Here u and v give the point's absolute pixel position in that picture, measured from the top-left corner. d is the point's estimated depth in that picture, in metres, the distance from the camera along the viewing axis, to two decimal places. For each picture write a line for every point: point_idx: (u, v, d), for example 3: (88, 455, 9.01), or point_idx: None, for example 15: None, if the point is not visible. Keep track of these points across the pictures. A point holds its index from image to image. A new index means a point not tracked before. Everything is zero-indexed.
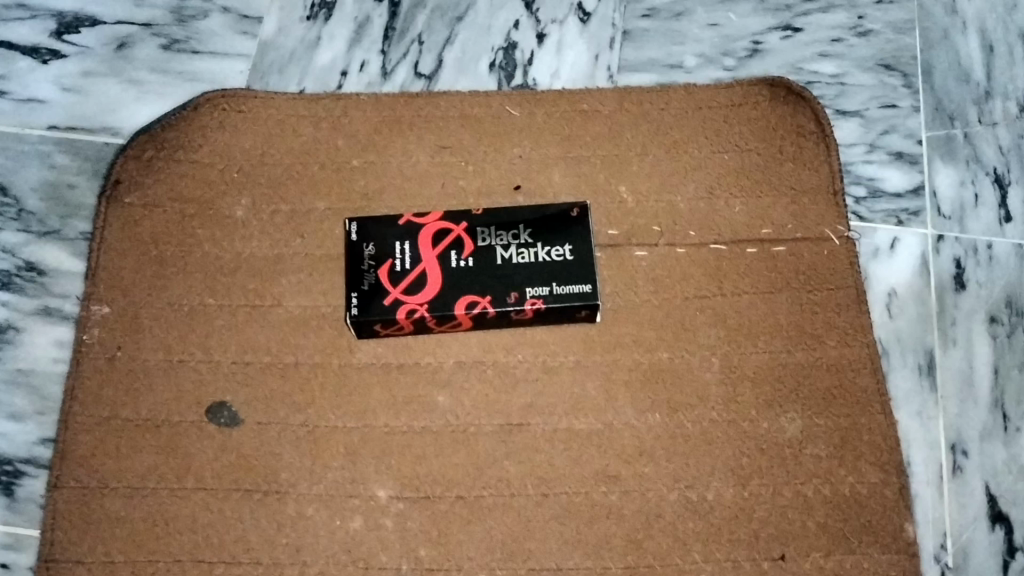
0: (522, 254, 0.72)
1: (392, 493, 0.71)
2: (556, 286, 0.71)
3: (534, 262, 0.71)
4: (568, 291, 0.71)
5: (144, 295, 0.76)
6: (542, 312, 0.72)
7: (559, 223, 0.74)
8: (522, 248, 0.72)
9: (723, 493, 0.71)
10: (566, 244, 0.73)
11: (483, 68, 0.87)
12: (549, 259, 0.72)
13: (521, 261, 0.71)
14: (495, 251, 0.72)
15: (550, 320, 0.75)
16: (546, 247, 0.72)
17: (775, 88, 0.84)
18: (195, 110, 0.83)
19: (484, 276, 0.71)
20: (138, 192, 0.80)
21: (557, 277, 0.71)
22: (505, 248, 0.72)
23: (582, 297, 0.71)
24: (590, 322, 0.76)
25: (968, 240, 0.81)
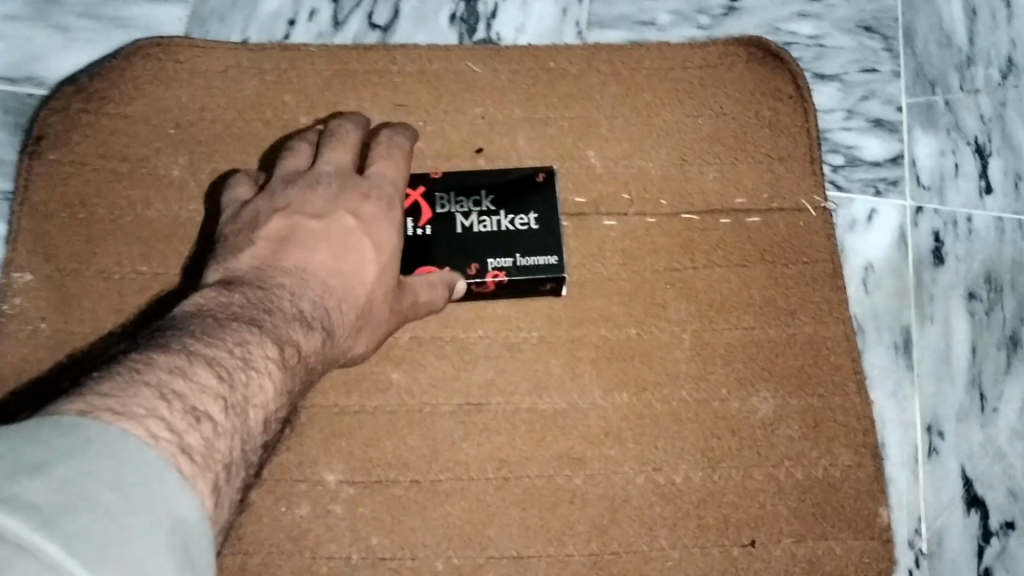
0: (484, 223, 0.66)
1: (342, 477, 0.67)
2: (520, 257, 0.66)
3: (496, 232, 0.66)
4: (533, 262, 0.67)
5: (71, 261, 0.71)
6: (503, 285, 0.67)
7: (523, 189, 0.68)
8: (483, 216, 0.67)
9: (692, 477, 0.68)
10: (531, 212, 0.67)
11: (443, 20, 0.81)
12: (512, 228, 0.67)
13: (483, 231, 0.66)
14: (455, 219, 0.67)
15: (516, 293, 0.70)
16: (509, 215, 0.67)
17: (754, 48, 0.78)
18: (126, 59, 0.75)
19: (444, 246, 0.66)
20: (63, 148, 0.73)
21: (521, 248, 0.66)
22: (465, 216, 0.67)
23: (548, 270, 0.67)
24: (556, 295, 0.71)
25: (947, 213, 0.77)
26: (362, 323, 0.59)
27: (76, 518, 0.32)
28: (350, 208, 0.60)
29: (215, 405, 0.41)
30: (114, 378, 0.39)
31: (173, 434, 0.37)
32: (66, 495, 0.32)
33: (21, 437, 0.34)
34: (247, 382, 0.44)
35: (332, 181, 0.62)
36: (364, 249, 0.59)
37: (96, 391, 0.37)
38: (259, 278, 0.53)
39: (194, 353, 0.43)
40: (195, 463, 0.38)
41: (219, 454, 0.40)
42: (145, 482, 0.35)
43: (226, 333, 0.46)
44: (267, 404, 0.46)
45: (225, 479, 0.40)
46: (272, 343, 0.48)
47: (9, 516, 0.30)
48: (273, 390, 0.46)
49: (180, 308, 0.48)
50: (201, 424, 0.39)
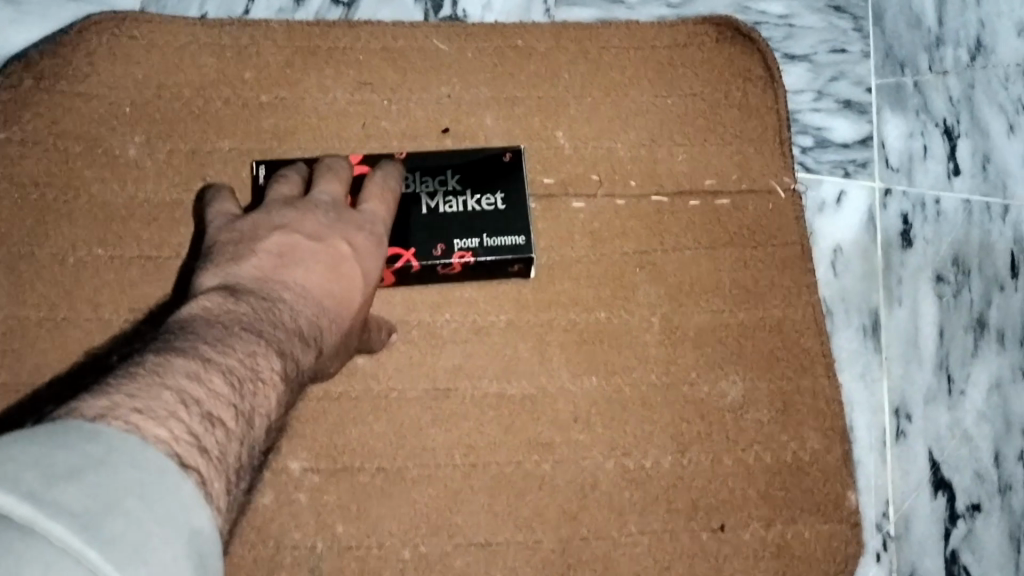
0: (450, 203, 0.65)
1: (307, 464, 0.66)
2: (487, 237, 0.65)
3: (462, 212, 0.65)
4: (499, 243, 0.65)
5: (24, 244, 0.69)
6: (470, 267, 0.66)
7: (490, 170, 0.67)
8: (449, 196, 0.65)
9: (661, 461, 0.68)
10: (498, 193, 0.66)
11: None
12: (479, 209, 0.65)
13: (448, 211, 0.65)
14: (421, 199, 0.65)
15: (482, 278, 0.69)
16: (476, 195, 0.66)
17: (724, 28, 0.77)
18: (78, 33, 0.73)
19: (408, 227, 0.64)
20: (14, 126, 0.71)
21: (487, 228, 0.65)
22: (431, 196, 0.66)
23: (515, 251, 0.65)
24: (523, 279, 0.70)
25: (916, 194, 0.77)
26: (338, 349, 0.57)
27: (111, 525, 0.31)
28: (347, 236, 0.57)
29: (227, 412, 0.40)
30: (135, 379, 0.38)
31: (192, 437, 0.37)
32: (98, 499, 0.31)
33: (47, 437, 0.32)
34: (254, 393, 0.43)
35: (328, 208, 0.59)
36: (355, 279, 0.56)
37: (119, 391, 0.37)
38: (260, 291, 0.51)
39: (208, 360, 0.42)
40: (212, 466, 0.37)
41: (230, 462, 0.39)
42: (170, 490, 0.34)
43: (236, 338, 0.45)
44: (270, 416, 0.44)
45: (235, 487, 0.39)
46: (278, 355, 0.46)
47: (49, 519, 0.29)
48: (276, 402, 0.45)
49: (186, 310, 0.47)
50: (215, 430, 0.39)
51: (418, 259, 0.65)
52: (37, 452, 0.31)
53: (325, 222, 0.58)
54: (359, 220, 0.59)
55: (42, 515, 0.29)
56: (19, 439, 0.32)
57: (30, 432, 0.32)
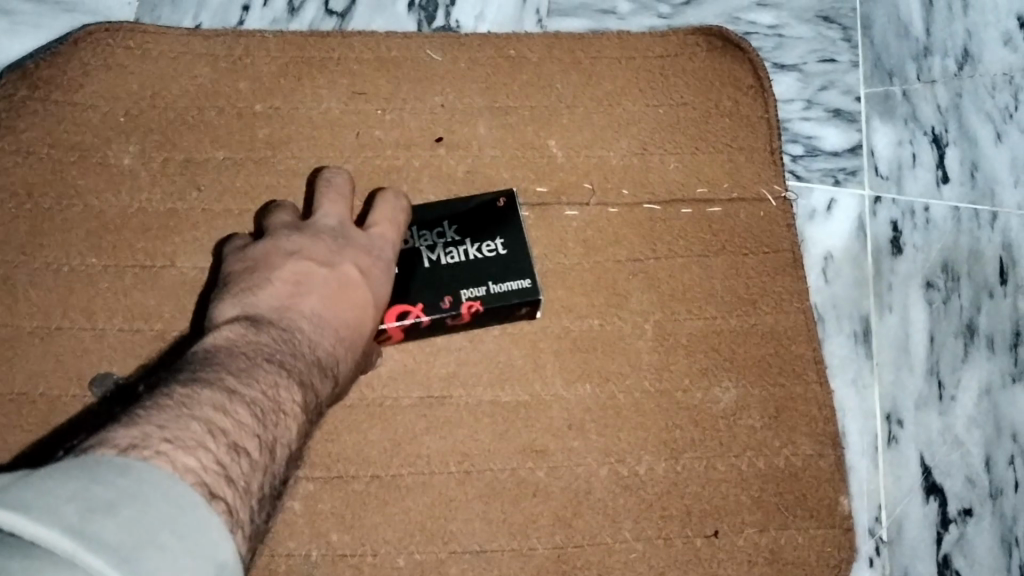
0: (451, 254, 0.65)
1: (301, 472, 0.66)
2: (493, 284, 0.65)
3: (464, 261, 0.64)
4: (506, 288, 0.65)
5: (17, 253, 0.69)
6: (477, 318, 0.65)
7: (487, 215, 0.67)
8: (449, 248, 0.65)
9: (655, 468, 0.68)
10: (497, 238, 0.66)
11: (401, 7, 0.79)
12: (480, 256, 0.65)
13: (450, 262, 0.64)
14: (421, 254, 0.65)
15: (494, 320, 0.68)
16: (476, 243, 0.65)
17: (713, 38, 0.78)
18: (72, 44, 0.73)
19: (412, 282, 0.64)
20: (8, 135, 0.71)
21: (491, 275, 0.65)
22: (431, 249, 0.65)
23: (522, 294, 0.65)
24: (528, 319, 0.69)
25: (905, 202, 0.78)
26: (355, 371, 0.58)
27: (145, 559, 0.32)
28: (357, 260, 0.59)
29: (252, 441, 0.42)
30: (163, 410, 0.39)
31: (219, 467, 0.38)
32: (134, 533, 0.32)
33: (84, 471, 0.33)
34: (275, 421, 0.44)
35: (337, 236, 0.61)
36: (366, 303, 0.58)
37: (150, 420, 0.38)
38: (277, 318, 0.52)
39: (233, 391, 0.43)
40: (237, 495, 0.39)
41: (254, 491, 0.40)
42: (201, 520, 0.35)
43: (260, 367, 0.46)
44: (292, 445, 0.45)
45: (258, 516, 0.41)
46: (299, 386, 0.48)
47: (90, 554, 0.31)
48: (297, 432, 0.46)
49: (208, 340, 0.48)
50: (240, 460, 0.40)
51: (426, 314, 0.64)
52: (74, 487, 0.33)
53: (336, 248, 0.60)
54: (369, 244, 0.61)
55: (81, 549, 0.31)
56: (57, 471, 0.33)
57: (67, 465, 0.34)
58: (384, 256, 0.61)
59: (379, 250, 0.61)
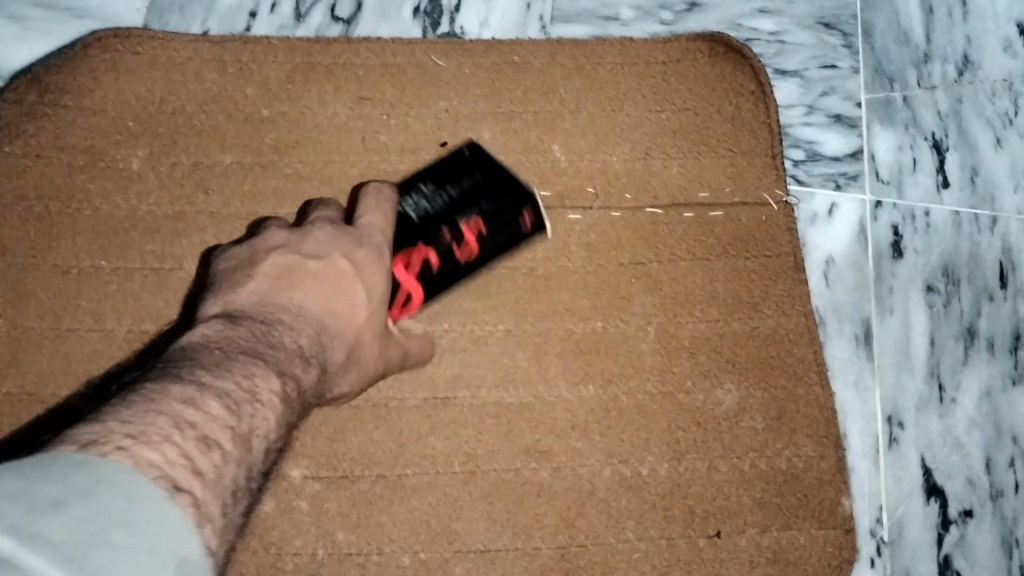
0: (434, 198, 0.63)
1: (307, 472, 0.67)
2: (487, 201, 0.63)
3: (450, 196, 0.63)
4: (500, 197, 0.63)
5: (27, 256, 0.70)
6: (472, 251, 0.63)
7: (453, 162, 0.66)
8: (430, 195, 0.63)
9: (658, 469, 0.69)
10: (472, 170, 0.64)
11: (407, 14, 0.80)
12: (463, 188, 0.63)
13: (435, 204, 0.62)
14: (405, 211, 0.62)
15: (505, 250, 0.65)
16: (453, 182, 0.64)
17: (715, 45, 0.79)
18: (84, 49, 0.74)
19: (407, 231, 0.61)
20: (19, 139, 0.72)
21: (483, 194, 0.63)
22: (412, 204, 0.63)
23: (518, 198, 0.64)
24: (543, 233, 0.67)
25: (906, 206, 0.78)
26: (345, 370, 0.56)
27: (95, 557, 0.31)
28: (345, 254, 0.57)
29: (225, 434, 0.41)
30: (130, 406, 0.38)
31: (185, 460, 0.37)
32: (83, 530, 0.31)
33: (36, 470, 0.33)
34: (251, 415, 0.43)
35: (326, 230, 0.59)
36: (354, 297, 0.55)
37: (113, 417, 0.37)
38: (262, 313, 0.50)
39: (204, 383, 0.42)
40: (207, 490, 0.38)
41: (226, 485, 0.39)
42: (160, 518, 0.34)
43: (233, 358, 0.45)
44: (270, 436, 0.44)
45: (232, 510, 0.40)
46: (278, 376, 0.46)
47: (32, 552, 0.30)
48: (277, 423, 0.45)
49: (186, 337, 0.46)
50: (210, 452, 0.39)
51: (434, 251, 0.61)
52: (21, 486, 0.32)
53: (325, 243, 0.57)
54: (359, 236, 0.59)
55: (25, 551, 0.30)
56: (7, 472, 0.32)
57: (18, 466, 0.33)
58: (376, 247, 0.59)
59: (370, 241, 0.59)
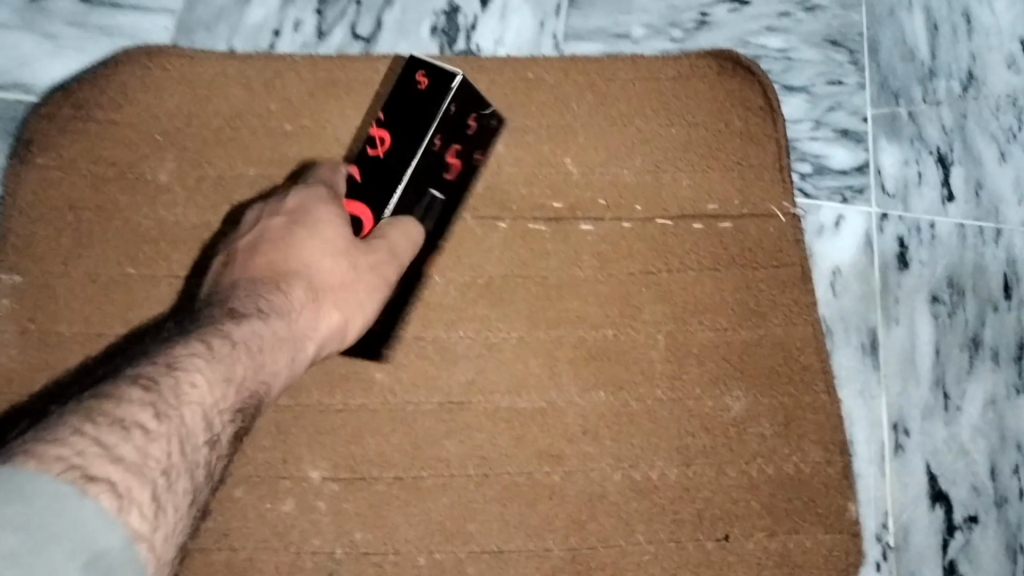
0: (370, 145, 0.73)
1: (326, 474, 0.69)
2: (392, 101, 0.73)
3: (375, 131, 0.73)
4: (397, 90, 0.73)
5: (59, 264, 0.73)
6: (472, 145, 0.75)
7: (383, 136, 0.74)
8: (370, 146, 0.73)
9: (667, 473, 0.70)
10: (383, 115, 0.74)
11: (424, 32, 0.83)
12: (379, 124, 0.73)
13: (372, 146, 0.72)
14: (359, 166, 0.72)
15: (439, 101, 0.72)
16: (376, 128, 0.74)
17: (725, 61, 0.81)
18: (115, 66, 0.77)
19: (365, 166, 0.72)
20: (52, 152, 0.75)
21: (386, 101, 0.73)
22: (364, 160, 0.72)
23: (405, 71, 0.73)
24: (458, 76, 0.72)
25: (912, 219, 0.80)
26: (316, 326, 0.61)
27: None
28: (271, 226, 0.65)
29: (146, 412, 0.44)
30: (48, 419, 0.41)
31: (100, 450, 0.40)
32: None
33: None
34: (172, 381, 0.47)
35: (260, 216, 0.67)
36: (282, 254, 0.63)
37: (30, 430, 0.40)
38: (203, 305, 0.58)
39: (123, 377, 0.45)
40: (129, 474, 0.40)
41: (154, 459, 0.42)
42: (61, 516, 0.36)
43: (147, 358, 0.48)
44: (205, 400, 0.48)
45: (164, 484, 0.42)
46: (200, 342, 0.50)
47: None
48: (209, 388, 0.48)
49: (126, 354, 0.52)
50: (131, 434, 0.42)
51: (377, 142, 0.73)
52: None
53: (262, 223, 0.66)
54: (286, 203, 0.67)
55: None
56: None
57: None
58: (300, 204, 0.66)
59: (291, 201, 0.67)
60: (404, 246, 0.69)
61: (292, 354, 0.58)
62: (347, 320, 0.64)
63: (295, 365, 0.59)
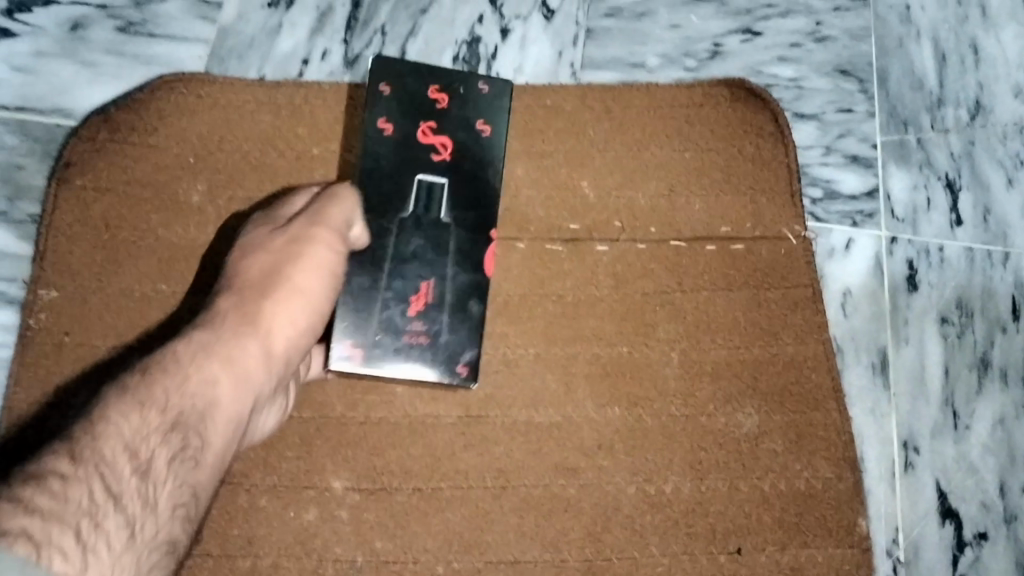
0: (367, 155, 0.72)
1: (348, 484, 0.71)
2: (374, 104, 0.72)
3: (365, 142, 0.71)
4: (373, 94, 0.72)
5: (94, 280, 0.75)
6: (454, 116, 0.72)
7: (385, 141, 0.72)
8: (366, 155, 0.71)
9: (680, 487, 0.72)
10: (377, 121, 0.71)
11: (446, 62, 0.86)
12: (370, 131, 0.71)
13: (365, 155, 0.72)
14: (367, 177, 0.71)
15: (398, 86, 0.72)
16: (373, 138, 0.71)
17: (736, 89, 0.83)
18: (151, 91, 0.81)
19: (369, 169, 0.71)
20: (90, 174, 0.78)
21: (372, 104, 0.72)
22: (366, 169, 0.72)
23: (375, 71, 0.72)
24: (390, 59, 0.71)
25: (921, 242, 0.82)
26: (254, 323, 0.63)
27: None
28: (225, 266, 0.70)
29: (62, 463, 0.47)
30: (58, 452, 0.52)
31: (15, 507, 0.44)
32: None
33: None
34: (89, 429, 0.50)
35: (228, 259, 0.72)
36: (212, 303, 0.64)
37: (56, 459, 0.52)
38: None
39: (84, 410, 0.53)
40: (42, 520, 0.44)
41: (74, 502, 0.46)
42: None
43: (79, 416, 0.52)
44: (126, 436, 0.51)
45: (88, 521, 0.46)
46: (116, 388, 0.53)
47: None
48: (130, 426, 0.51)
49: None
50: (44, 487, 0.46)
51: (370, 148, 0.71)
52: None
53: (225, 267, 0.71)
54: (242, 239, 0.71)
55: None
56: None
57: None
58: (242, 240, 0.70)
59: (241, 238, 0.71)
60: (347, 208, 0.69)
61: (231, 357, 0.60)
62: (289, 307, 0.65)
63: (243, 367, 0.60)
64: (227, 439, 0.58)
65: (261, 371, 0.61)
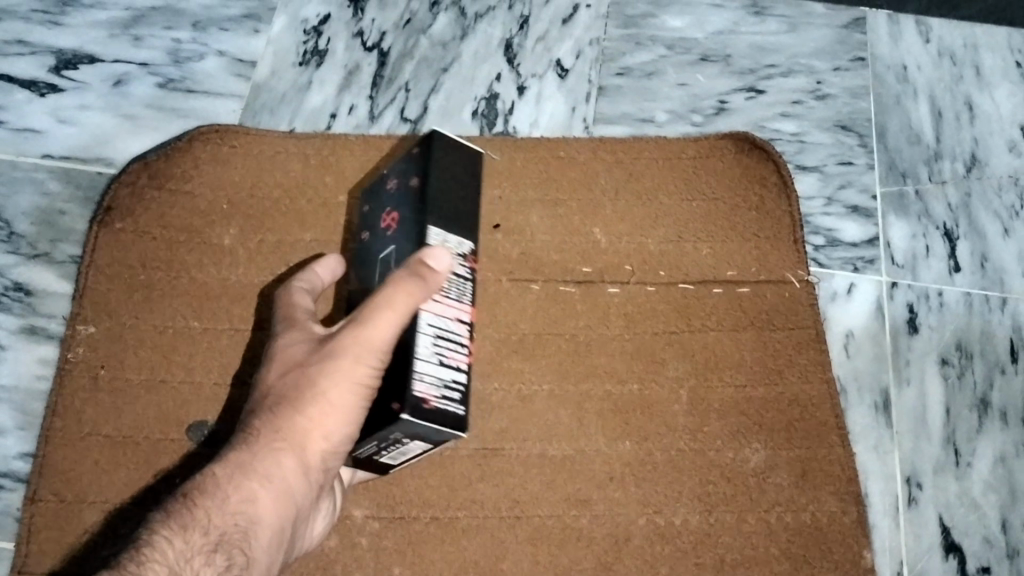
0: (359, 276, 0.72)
1: (369, 512, 0.74)
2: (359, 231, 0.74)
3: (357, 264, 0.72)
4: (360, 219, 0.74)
5: (129, 317, 0.79)
6: (400, 187, 0.70)
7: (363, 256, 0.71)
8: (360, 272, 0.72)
9: (689, 519, 0.74)
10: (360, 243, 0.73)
11: (467, 116, 0.91)
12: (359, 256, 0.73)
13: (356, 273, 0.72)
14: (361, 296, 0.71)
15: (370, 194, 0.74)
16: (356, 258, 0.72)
17: (741, 142, 0.88)
18: (188, 141, 0.86)
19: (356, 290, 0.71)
20: (128, 217, 0.83)
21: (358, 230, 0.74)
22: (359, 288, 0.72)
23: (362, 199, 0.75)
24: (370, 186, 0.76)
25: (920, 287, 0.85)
26: (288, 439, 0.60)
27: None
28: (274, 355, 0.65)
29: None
30: None
31: None
32: None
33: None
34: (141, 550, 0.51)
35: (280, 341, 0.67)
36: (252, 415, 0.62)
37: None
38: None
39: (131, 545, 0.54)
40: None
41: None
42: None
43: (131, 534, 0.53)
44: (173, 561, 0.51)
45: None
46: (163, 512, 0.54)
47: None
48: (177, 549, 0.52)
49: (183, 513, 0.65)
50: None
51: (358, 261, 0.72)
52: None
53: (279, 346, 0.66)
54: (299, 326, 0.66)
55: None
56: None
57: None
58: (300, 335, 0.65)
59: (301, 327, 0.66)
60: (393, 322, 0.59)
61: (266, 475, 0.58)
62: (326, 421, 0.60)
63: (280, 483, 0.59)
64: (271, 553, 0.58)
65: (298, 484, 0.60)
